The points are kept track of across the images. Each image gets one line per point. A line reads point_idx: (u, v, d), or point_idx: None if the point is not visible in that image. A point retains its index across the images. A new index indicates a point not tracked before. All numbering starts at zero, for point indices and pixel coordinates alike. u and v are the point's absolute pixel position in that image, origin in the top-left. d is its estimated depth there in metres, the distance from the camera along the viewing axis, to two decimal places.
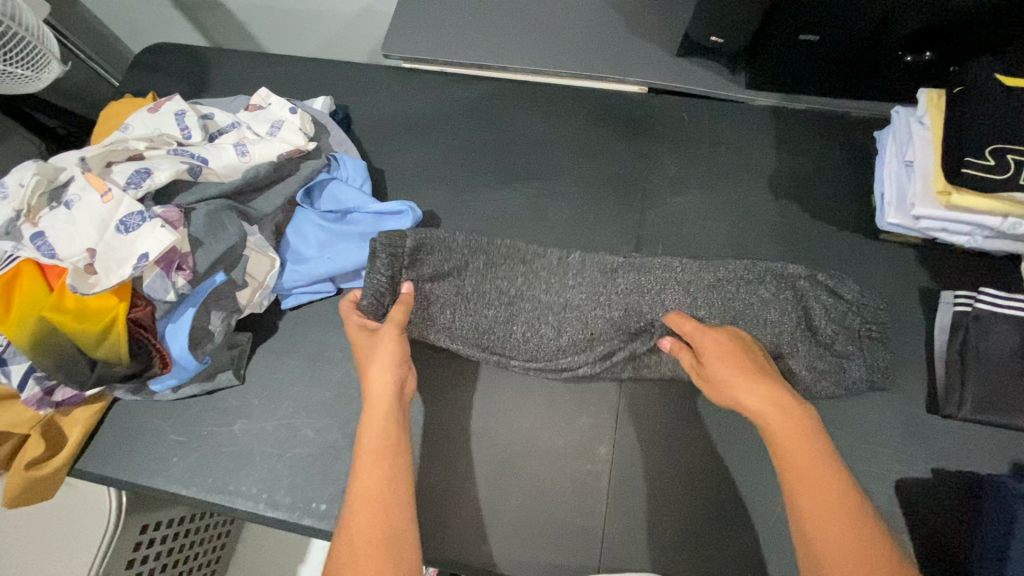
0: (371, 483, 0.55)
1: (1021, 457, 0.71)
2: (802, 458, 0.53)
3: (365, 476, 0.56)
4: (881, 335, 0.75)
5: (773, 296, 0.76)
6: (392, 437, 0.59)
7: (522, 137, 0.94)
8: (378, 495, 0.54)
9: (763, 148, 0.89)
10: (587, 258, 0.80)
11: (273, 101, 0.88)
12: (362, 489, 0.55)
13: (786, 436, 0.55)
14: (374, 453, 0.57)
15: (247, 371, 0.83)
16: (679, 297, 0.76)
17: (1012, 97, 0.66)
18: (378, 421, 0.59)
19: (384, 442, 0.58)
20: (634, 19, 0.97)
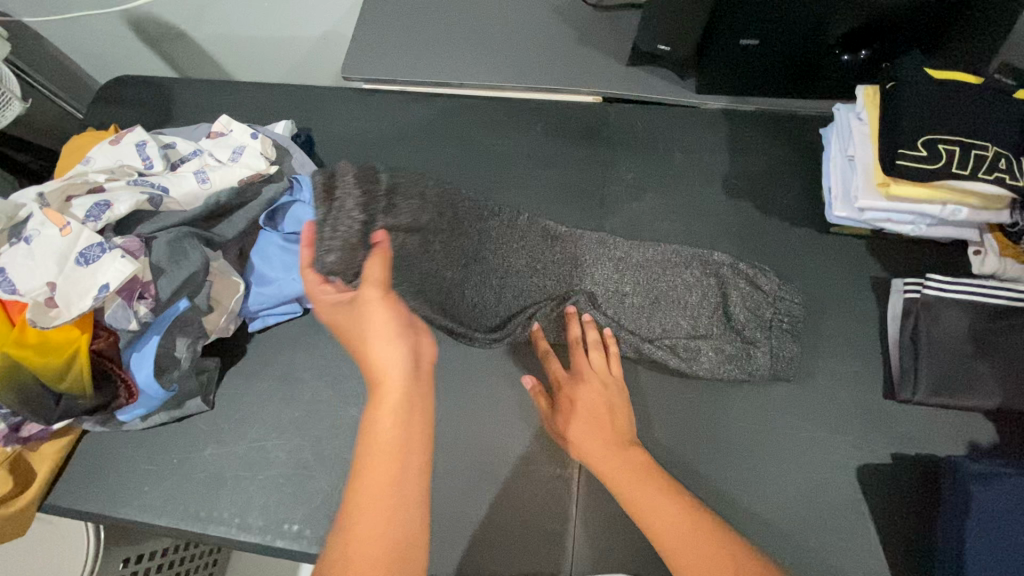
0: (383, 484, 0.52)
1: (978, 437, 0.73)
2: (642, 492, 0.63)
3: (376, 474, 0.52)
4: (791, 328, 0.78)
5: (699, 276, 0.81)
6: (406, 434, 0.54)
7: (483, 150, 0.95)
8: (385, 497, 0.51)
9: (716, 149, 0.91)
10: (533, 222, 0.86)
11: (234, 127, 0.89)
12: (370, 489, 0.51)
13: (618, 472, 0.65)
14: (382, 451, 0.53)
15: (217, 396, 0.83)
16: (608, 272, 0.82)
17: (939, 91, 0.70)
18: (389, 415, 0.54)
19: (394, 439, 0.53)
20: (585, 32, 0.99)
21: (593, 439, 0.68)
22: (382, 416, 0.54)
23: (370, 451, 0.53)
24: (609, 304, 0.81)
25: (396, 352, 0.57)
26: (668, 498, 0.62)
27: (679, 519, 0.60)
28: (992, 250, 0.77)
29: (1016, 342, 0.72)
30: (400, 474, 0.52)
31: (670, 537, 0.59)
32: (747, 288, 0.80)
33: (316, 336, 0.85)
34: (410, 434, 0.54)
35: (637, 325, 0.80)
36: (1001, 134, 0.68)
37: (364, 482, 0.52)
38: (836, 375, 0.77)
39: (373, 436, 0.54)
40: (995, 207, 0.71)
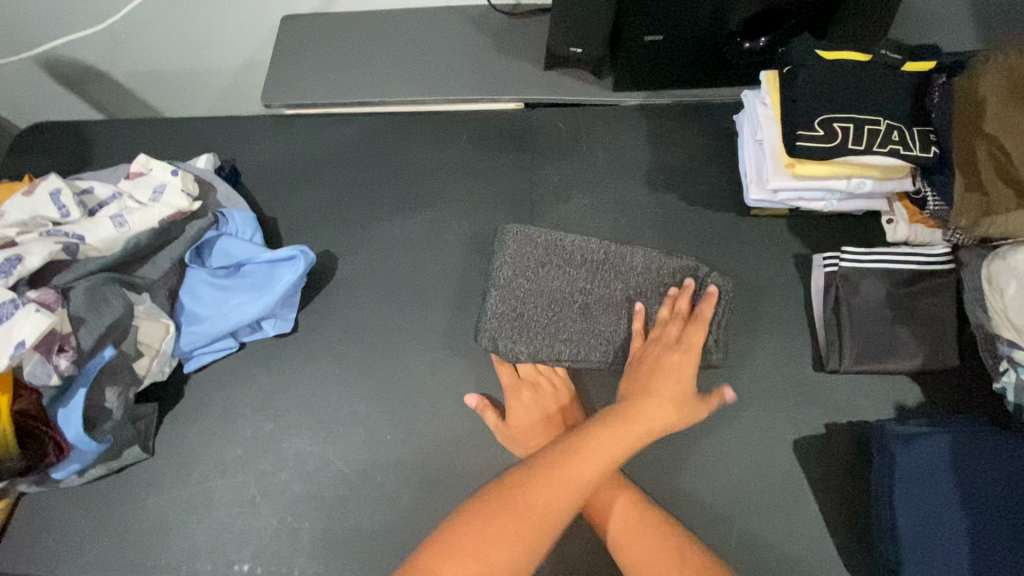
0: (563, 496, 0.62)
1: (905, 399, 0.75)
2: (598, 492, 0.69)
3: (570, 481, 0.63)
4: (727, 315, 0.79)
5: (639, 269, 0.81)
6: (599, 473, 0.65)
7: (410, 166, 0.95)
8: (557, 508, 0.61)
9: (638, 145, 0.93)
10: (528, 249, 0.82)
11: (153, 166, 0.87)
12: (545, 491, 0.62)
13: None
14: (583, 470, 0.64)
15: (156, 442, 0.81)
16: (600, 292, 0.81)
17: (829, 71, 0.73)
18: (616, 447, 0.66)
19: (603, 461, 0.65)
20: (503, 41, 1.00)
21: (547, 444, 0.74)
22: (602, 438, 0.67)
23: (583, 459, 0.65)
24: (557, 309, 0.80)
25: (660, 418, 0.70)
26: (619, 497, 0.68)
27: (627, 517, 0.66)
28: (903, 218, 0.78)
29: (931, 303, 0.76)
30: (573, 497, 0.63)
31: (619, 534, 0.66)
32: (680, 279, 0.81)
33: (255, 370, 0.84)
34: (579, 474, 0.64)
35: (591, 330, 0.79)
36: (893, 107, 0.72)
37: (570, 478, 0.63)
38: (768, 355, 0.79)
39: (585, 451, 0.65)
40: (898, 175, 0.74)
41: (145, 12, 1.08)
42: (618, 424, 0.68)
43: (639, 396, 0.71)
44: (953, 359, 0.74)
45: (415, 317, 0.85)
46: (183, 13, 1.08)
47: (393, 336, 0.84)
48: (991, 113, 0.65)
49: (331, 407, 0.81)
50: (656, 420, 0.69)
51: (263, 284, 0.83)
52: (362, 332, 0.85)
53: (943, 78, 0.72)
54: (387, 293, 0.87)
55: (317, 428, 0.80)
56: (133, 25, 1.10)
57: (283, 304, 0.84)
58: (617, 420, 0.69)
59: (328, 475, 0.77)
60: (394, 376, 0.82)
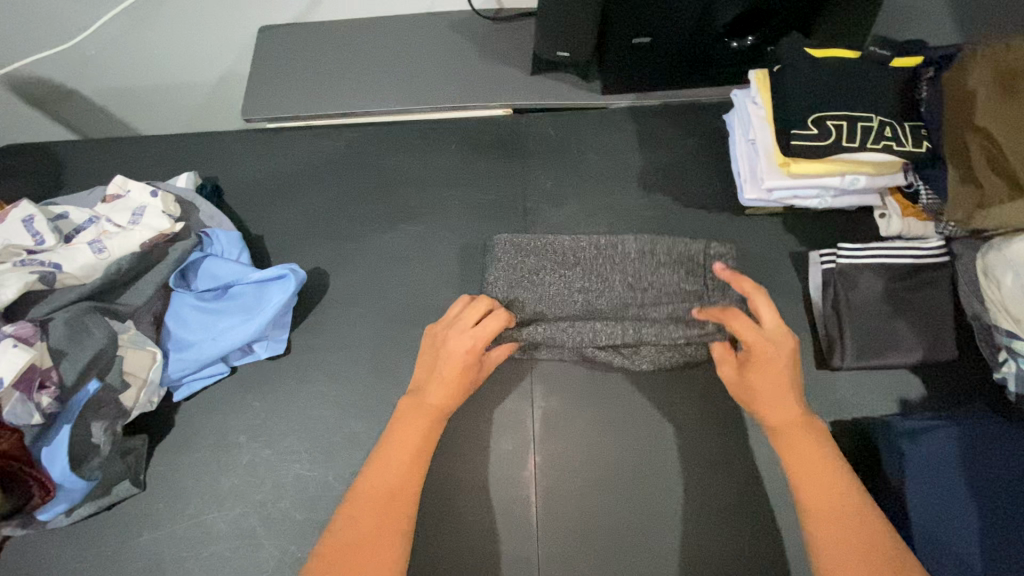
0: (378, 491, 0.62)
1: (906, 393, 0.76)
2: (812, 475, 0.60)
3: (381, 472, 0.64)
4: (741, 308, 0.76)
5: (633, 256, 0.79)
6: (409, 452, 0.65)
7: (399, 177, 0.93)
8: (374, 506, 0.61)
9: (628, 148, 0.92)
10: (521, 250, 0.80)
11: (131, 187, 0.84)
12: (366, 493, 0.62)
13: (800, 449, 0.62)
14: (382, 472, 0.64)
15: (148, 476, 0.78)
16: (602, 285, 0.78)
17: (820, 68, 0.72)
18: (412, 434, 0.66)
19: (402, 454, 0.65)
20: (487, 47, 0.99)
21: (783, 408, 0.64)
22: (404, 434, 0.66)
23: (385, 458, 0.65)
24: (558, 312, 0.78)
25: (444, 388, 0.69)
26: (839, 483, 0.59)
27: (841, 509, 0.58)
28: (896, 212, 0.79)
29: (927, 296, 0.76)
30: (393, 488, 0.63)
31: (828, 518, 0.57)
32: (681, 271, 0.78)
33: (248, 395, 0.81)
34: (399, 447, 0.66)
35: (595, 324, 0.77)
36: (884, 103, 0.72)
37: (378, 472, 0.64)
38: None
39: (385, 452, 0.65)
40: (889, 171, 0.74)
41: (114, 28, 1.03)
42: (408, 420, 0.67)
43: (425, 386, 0.69)
44: (952, 351, 0.74)
45: (411, 332, 0.83)
46: (155, 26, 1.04)
47: (390, 353, 0.82)
48: (981, 105, 0.66)
49: (329, 430, 0.79)
50: (433, 405, 0.68)
51: (252, 306, 0.80)
52: (358, 351, 0.83)
53: (931, 71, 0.72)
54: (382, 309, 0.85)
55: (316, 452, 0.78)
56: (103, 42, 1.06)
57: (274, 325, 0.81)
58: (413, 411, 0.68)
59: (330, 500, 0.75)
60: (393, 394, 0.80)
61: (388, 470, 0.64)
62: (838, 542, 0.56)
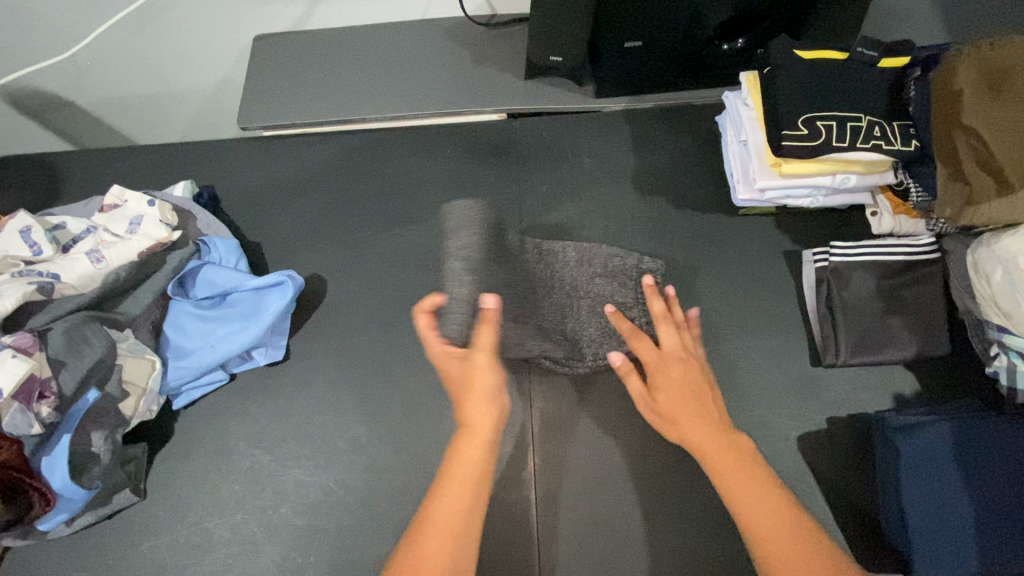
0: (443, 515, 0.60)
1: (901, 389, 0.76)
2: (732, 478, 0.63)
3: (447, 502, 0.62)
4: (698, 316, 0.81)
5: (572, 263, 0.82)
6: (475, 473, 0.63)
7: (394, 182, 0.94)
8: (442, 530, 0.59)
9: (622, 150, 0.93)
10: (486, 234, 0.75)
11: (128, 197, 0.84)
12: (432, 519, 0.60)
13: (720, 453, 0.65)
14: (445, 494, 0.62)
15: (148, 484, 0.78)
16: (552, 287, 0.81)
17: (809, 69, 0.73)
18: (467, 454, 0.64)
19: (463, 476, 0.63)
20: (480, 53, 1.00)
21: (698, 425, 0.67)
22: (458, 457, 0.64)
23: (449, 481, 0.63)
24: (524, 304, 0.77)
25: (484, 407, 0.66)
26: (764, 489, 0.62)
27: (762, 501, 0.61)
28: (886, 210, 0.81)
29: (920, 293, 0.77)
30: (469, 507, 0.62)
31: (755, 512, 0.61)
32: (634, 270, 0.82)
33: (246, 401, 0.82)
34: (466, 468, 0.63)
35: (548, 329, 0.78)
36: (871, 103, 0.73)
37: (444, 506, 0.61)
38: (765, 353, 0.79)
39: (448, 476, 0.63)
40: (879, 170, 0.75)
41: (111, 38, 1.04)
42: (461, 442, 0.65)
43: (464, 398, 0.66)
44: (945, 347, 0.75)
45: (409, 336, 0.84)
46: (151, 36, 1.05)
47: (388, 358, 0.83)
48: (967, 105, 0.67)
49: (328, 436, 0.79)
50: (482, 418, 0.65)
51: (250, 312, 0.81)
52: (357, 356, 0.83)
53: (917, 71, 0.73)
54: (380, 314, 0.86)
55: (317, 458, 0.78)
56: (100, 52, 1.06)
57: (272, 332, 0.81)
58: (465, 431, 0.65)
59: (332, 505, 0.75)
60: (393, 399, 0.80)
61: (455, 496, 0.62)
62: (770, 535, 0.59)
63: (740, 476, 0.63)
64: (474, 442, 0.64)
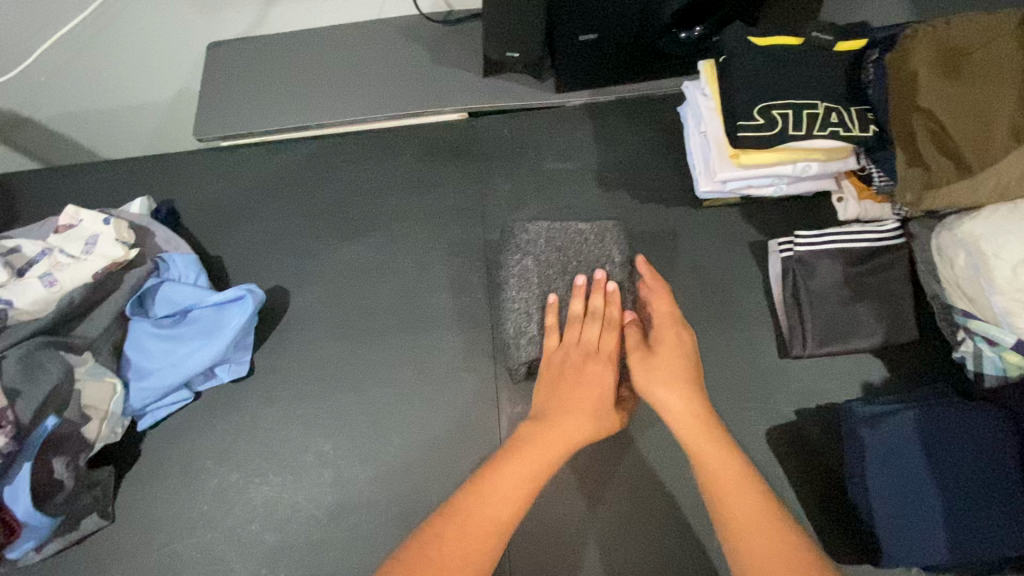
0: (511, 474, 0.58)
1: (870, 376, 0.76)
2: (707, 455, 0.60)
3: (493, 500, 0.56)
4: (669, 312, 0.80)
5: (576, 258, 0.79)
6: (530, 476, 0.58)
7: (355, 189, 0.93)
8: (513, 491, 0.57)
9: (585, 145, 0.91)
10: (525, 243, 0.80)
11: (83, 216, 0.82)
12: (462, 515, 0.55)
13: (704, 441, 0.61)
14: (522, 460, 0.60)
15: (117, 507, 0.78)
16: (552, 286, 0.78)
17: (763, 56, 0.71)
18: (554, 427, 0.63)
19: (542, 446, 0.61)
20: (438, 51, 0.98)
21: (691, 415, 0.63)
22: (531, 450, 0.60)
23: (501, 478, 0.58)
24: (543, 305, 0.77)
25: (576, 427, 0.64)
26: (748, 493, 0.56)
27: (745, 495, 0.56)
28: (851, 196, 0.79)
29: (886, 278, 0.76)
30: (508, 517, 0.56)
31: (728, 493, 0.57)
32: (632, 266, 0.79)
33: (213, 419, 0.81)
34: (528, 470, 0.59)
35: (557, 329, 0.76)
36: (829, 89, 0.71)
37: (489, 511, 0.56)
38: (734, 347, 0.78)
39: (498, 477, 0.58)
40: (840, 156, 0.73)
41: (61, 52, 1.01)
42: (535, 441, 0.61)
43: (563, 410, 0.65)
44: (913, 332, 0.75)
45: (374, 345, 0.83)
46: (103, 48, 1.03)
47: (354, 368, 0.82)
48: (923, 86, 0.65)
49: (295, 450, 0.78)
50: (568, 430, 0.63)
51: (212, 329, 0.79)
52: (323, 368, 0.82)
53: (875, 54, 0.72)
54: (345, 324, 0.85)
55: (284, 474, 0.77)
56: (51, 67, 1.04)
57: (236, 348, 0.80)
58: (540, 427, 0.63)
59: (302, 519, 0.75)
60: (360, 410, 0.80)
61: (503, 496, 0.57)
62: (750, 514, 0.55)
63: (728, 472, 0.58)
64: (548, 445, 0.61)
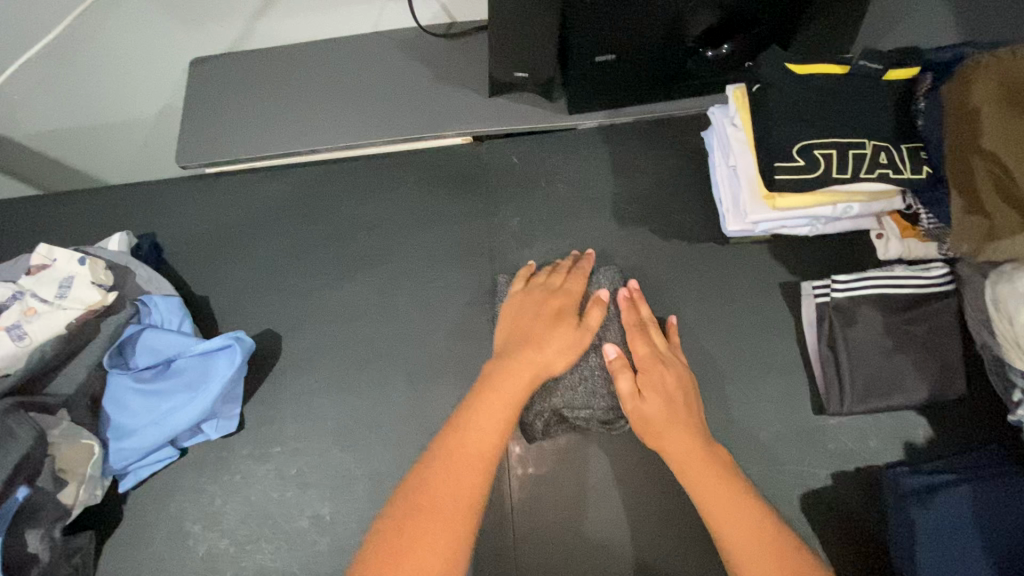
0: (478, 451, 0.59)
1: (914, 436, 0.69)
2: (696, 470, 0.61)
3: (479, 435, 0.60)
4: (693, 362, 0.74)
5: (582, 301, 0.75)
6: (506, 413, 0.62)
7: (352, 221, 0.86)
8: (477, 468, 0.57)
9: (600, 173, 0.84)
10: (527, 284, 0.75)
11: (56, 255, 0.76)
12: (453, 450, 0.58)
13: (700, 468, 0.61)
14: (498, 395, 0.63)
15: (98, 575, 0.72)
16: None
17: (803, 86, 0.64)
18: (520, 387, 0.64)
19: (500, 419, 0.61)
20: (441, 67, 0.90)
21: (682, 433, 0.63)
22: (502, 386, 0.64)
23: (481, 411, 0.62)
24: None
25: (543, 361, 0.67)
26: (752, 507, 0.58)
27: (735, 504, 0.58)
28: (894, 235, 0.72)
29: (932, 329, 0.70)
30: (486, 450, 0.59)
31: (730, 535, 0.57)
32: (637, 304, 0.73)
33: (201, 477, 0.75)
34: (500, 405, 0.62)
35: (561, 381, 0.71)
36: (877, 123, 0.64)
37: (470, 443, 0.59)
38: (765, 402, 0.72)
39: (476, 415, 0.61)
40: (886, 197, 0.66)
41: (31, 71, 0.94)
42: (507, 376, 0.65)
43: (533, 343, 0.68)
44: (962, 389, 0.68)
45: (373, 396, 0.77)
46: (77, 66, 0.95)
47: (352, 423, 0.76)
48: (987, 124, 0.58)
49: (289, 514, 0.73)
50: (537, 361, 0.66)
51: (197, 381, 0.73)
52: (320, 421, 0.76)
53: (930, 80, 0.65)
54: (343, 373, 0.78)
55: (278, 540, 0.72)
56: (22, 88, 0.96)
57: (224, 401, 0.74)
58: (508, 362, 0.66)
59: None
60: (358, 469, 0.74)
61: (479, 428, 0.60)
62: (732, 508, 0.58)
63: (712, 482, 0.60)
64: (518, 377, 0.65)
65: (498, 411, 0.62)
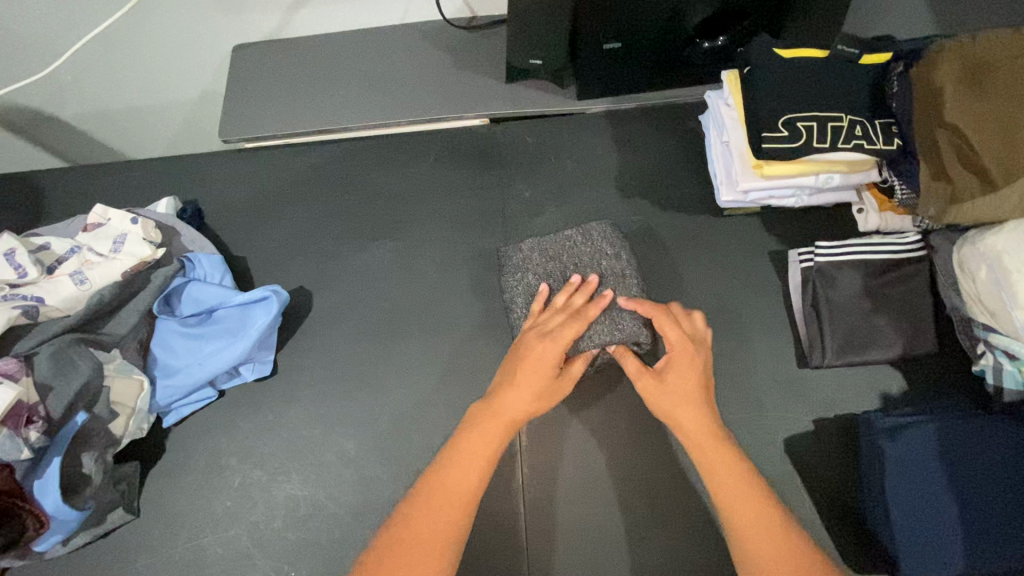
0: (456, 486, 0.60)
1: (889, 387, 0.76)
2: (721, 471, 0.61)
3: (456, 476, 0.61)
4: None
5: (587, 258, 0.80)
6: (485, 456, 0.62)
7: (377, 192, 0.94)
8: (453, 505, 0.59)
9: (606, 153, 0.92)
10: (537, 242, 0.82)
11: (111, 215, 0.83)
12: (432, 490, 0.60)
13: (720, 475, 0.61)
14: (480, 436, 0.63)
15: (141, 502, 0.79)
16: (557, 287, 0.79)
17: (787, 69, 0.72)
18: (499, 430, 0.64)
19: (478, 461, 0.62)
20: (461, 56, 0.99)
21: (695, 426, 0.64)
22: (485, 425, 0.64)
23: (464, 449, 0.62)
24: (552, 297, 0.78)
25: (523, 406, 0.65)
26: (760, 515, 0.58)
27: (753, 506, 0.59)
28: (872, 207, 0.80)
29: (906, 291, 0.76)
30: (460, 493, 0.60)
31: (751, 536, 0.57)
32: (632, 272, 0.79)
33: (237, 416, 0.82)
34: (479, 449, 0.62)
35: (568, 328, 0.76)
36: (854, 102, 0.72)
37: (447, 484, 0.60)
38: (753, 356, 0.79)
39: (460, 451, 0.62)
40: (863, 168, 0.74)
41: (89, 54, 1.03)
42: (488, 417, 0.65)
43: (513, 386, 0.67)
44: (933, 344, 0.75)
45: (395, 347, 0.84)
46: (129, 50, 1.04)
47: (375, 371, 0.83)
48: (950, 98, 0.65)
49: (317, 449, 0.79)
50: (515, 407, 0.65)
51: (236, 328, 0.80)
52: (346, 367, 0.84)
53: (900, 67, 0.72)
54: (367, 326, 0.86)
55: (307, 472, 0.78)
56: (78, 67, 1.05)
57: (259, 347, 0.81)
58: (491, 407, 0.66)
59: (322, 518, 0.76)
60: (380, 411, 0.81)
61: (455, 472, 0.61)
62: (742, 515, 0.59)
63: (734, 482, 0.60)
64: (500, 420, 0.64)
65: (477, 453, 0.62)
